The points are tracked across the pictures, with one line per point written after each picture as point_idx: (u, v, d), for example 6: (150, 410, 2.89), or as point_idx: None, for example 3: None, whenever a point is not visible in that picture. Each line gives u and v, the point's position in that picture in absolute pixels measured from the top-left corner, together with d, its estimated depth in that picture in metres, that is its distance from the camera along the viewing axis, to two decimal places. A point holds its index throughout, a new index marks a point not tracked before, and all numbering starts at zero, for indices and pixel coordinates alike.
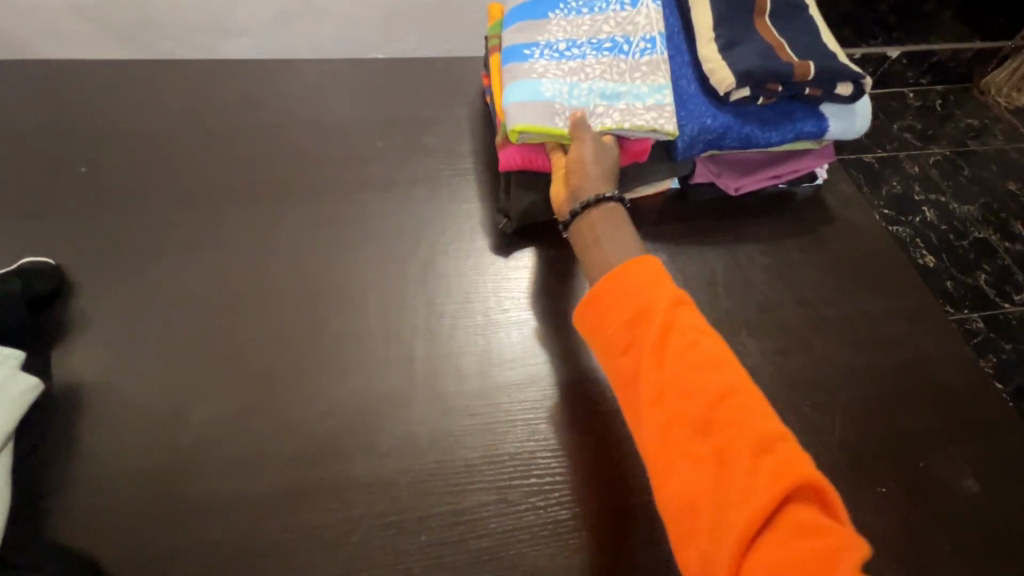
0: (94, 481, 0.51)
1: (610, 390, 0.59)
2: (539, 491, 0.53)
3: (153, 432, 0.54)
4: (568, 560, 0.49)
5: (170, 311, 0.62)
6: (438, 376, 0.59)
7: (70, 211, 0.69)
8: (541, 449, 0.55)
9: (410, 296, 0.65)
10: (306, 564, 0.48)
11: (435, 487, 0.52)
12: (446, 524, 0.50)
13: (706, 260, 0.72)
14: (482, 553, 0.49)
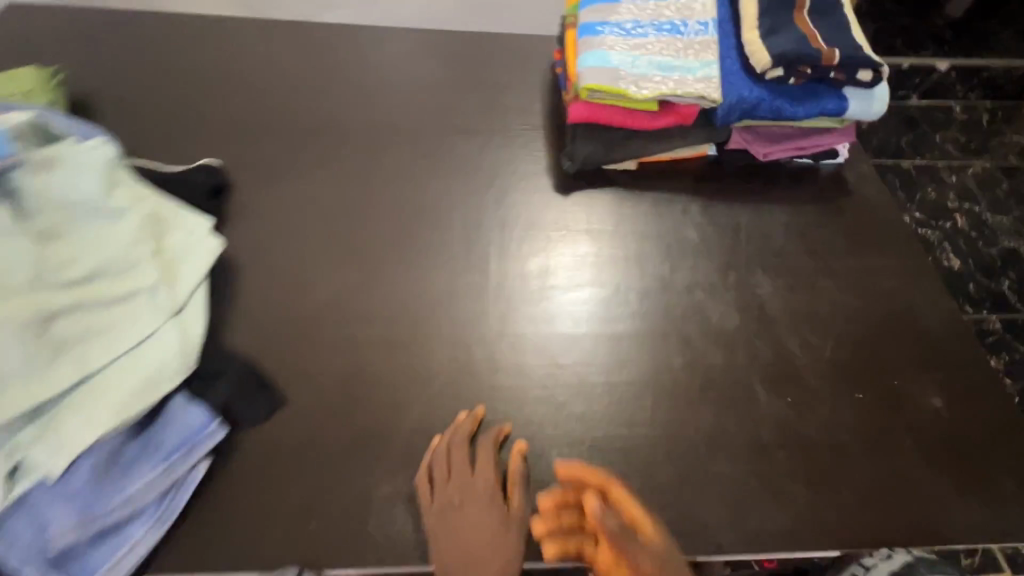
0: (251, 318, 0.69)
1: (643, 300, 0.74)
2: (581, 364, 0.68)
3: (293, 291, 0.72)
4: (600, 411, 0.65)
5: (301, 209, 0.80)
6: (508, 276, 0.75)
7: (222, 128, 0.87)
8: (585, 336, 0.71)
9: (487, 217, 0.81)
10: (406, 389, 0.65)
11: (503, 352, 0.68)
12: (509, 376, 0.67)
13: (732, 213, 0.86)
14: (535, 399, 0.65)
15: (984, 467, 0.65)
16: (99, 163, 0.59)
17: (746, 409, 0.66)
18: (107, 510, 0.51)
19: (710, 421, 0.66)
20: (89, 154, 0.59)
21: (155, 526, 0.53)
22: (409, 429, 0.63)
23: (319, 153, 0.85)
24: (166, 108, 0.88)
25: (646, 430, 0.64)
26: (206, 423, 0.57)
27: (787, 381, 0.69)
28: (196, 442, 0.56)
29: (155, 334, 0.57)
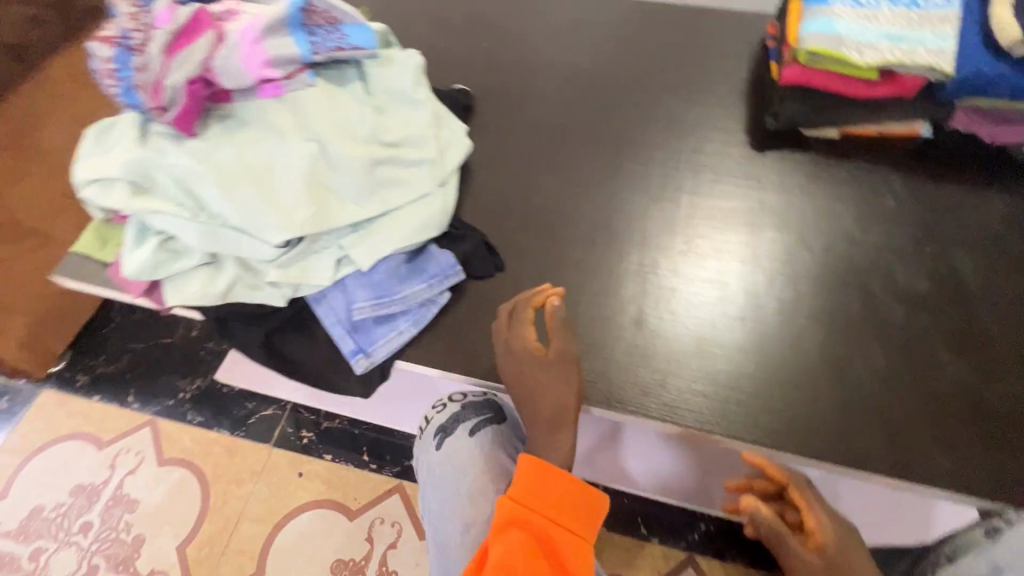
0: (479, 207, 0.86)
1: (824, 255, 0.79)
2: (755, 300, 0.75)
3: (512, 192, 0.88)
4: (767, 339, 0.72)
5: (522, 131, 0.95)
6: (694, 217, 0.84)
7: (464, 60, 1.05)
8: (762, 278, 0.77)
9: (682, 165, 0.90)
10: (596, 284, 0.78)
11: (683, 276, 0.78)
12: (686, 296, 0.76)
13: (938, 191, 0.84)
14: (707, 319, 0.74)
15: None
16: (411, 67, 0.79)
17: (918, 365, 0.70)
18: (393, 299, 0.71)
19: (876, 369, 0.70)
20: (407, 61, 0.79)
21: (413, 324, 0.73)
22: (599, 312, 0.76)
23: (542, 89, 1.00)
24: (424, 40, 1.08)
25: (809, 362, 0.70)
26: (455, 265, 0.75)
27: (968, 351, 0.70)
28: (447, 275, 0.74)
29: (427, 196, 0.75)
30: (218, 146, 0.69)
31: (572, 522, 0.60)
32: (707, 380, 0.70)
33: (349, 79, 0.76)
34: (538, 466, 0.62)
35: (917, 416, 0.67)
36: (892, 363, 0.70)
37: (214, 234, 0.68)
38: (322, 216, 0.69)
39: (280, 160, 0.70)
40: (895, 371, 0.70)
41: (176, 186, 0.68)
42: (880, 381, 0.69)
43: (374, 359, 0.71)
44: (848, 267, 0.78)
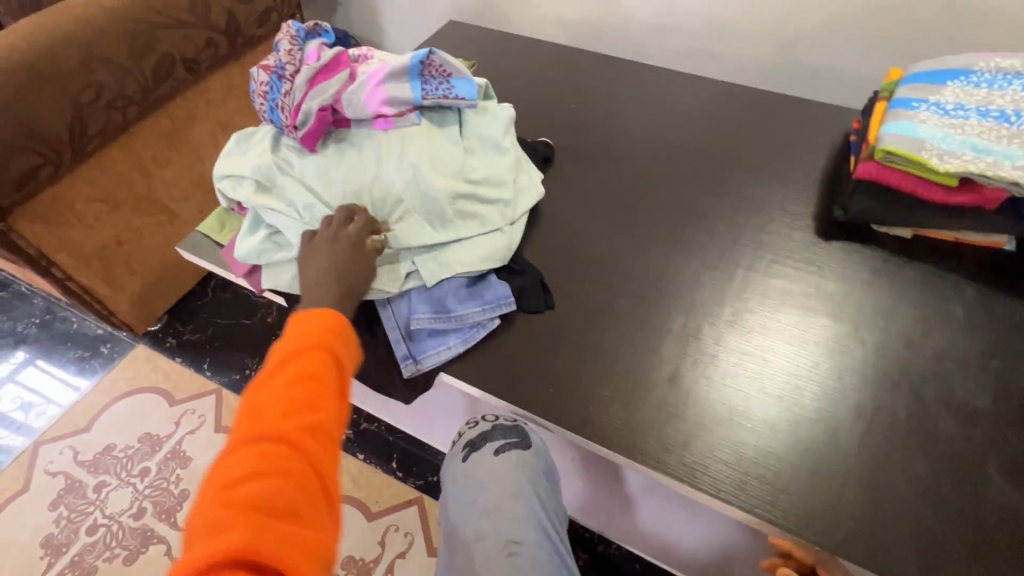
0: (542, 248, 0.93)
1: (876, 351, 0.78)
2: (796, 384, 0.75)
3: (574, 240, 0.94)
4: (802, 426, 0.71)
5: (594, 188, 1.02)
6: (747, 292, 0.86)
7: (553, 117, 1.15)
8: (806, 364, 0.77)
9: (742, 240, 0.93)
10: (639, 337, 0.81)
11: (729, 350, 0.79)
12: (726, 368, 0.77)
13: (1015, 309, 0.81)
14: (744, 394, 0.74)
15: None
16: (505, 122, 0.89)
17: (967, 484, 0.67)
18: (447, 316, 0.78)
19: (916, 477, 0.67)
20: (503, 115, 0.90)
21: (460, 343, 0.79)
22: (636, 364, 0.79)
23: (619, 152, 1.08)
24: (520, 95, 1.20)
25: (843, 455, 0.69)
26: (508, 297, 0.81)
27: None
28: (499, 304, 0.80)
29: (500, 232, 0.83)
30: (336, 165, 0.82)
31: (314, 392, 0.57)
32: (733, 453, 0.70)
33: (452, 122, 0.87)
34: (310, 313, 0.64)
35: (960, 538, 0.63)
36: (937, 475, 0.67)
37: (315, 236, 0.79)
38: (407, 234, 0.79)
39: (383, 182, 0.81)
40: (939, 485, 0.67)
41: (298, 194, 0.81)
42: (921, 491, 0.66)
43: (421, 367, 0.77)
44: (903, 368, 0.76)
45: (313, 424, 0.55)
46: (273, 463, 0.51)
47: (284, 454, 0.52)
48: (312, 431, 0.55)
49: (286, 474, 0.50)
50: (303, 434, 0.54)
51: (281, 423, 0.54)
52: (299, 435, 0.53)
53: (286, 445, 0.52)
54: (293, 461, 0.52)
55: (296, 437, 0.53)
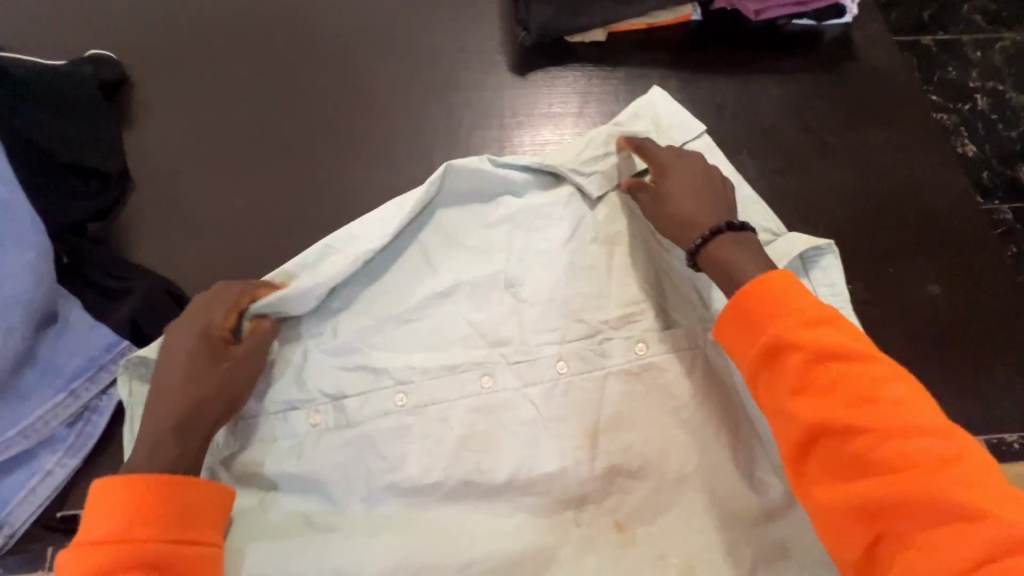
0: (156, 255, 0.60)
1: (612, 214, 0.63)
2: (571, 320, 0.58)
3: (210, 222, 0.62)
4: (567, 368, 0.56)
5: (203, 115, 0.67)
6: (435, 229, 0.61)
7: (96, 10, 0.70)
8: (572, 283, 0.59)
9: (432, 112, 0.71)
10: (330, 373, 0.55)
11: (618, 328, 0.58)
12: (469, 369, 0.55)
13: (717, 88, 0.74)
14: (511, 391, 0.55)
15: (975, 352, 0.61)
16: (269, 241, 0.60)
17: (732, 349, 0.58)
18: (9, 437, 0.46)
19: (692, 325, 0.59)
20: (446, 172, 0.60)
21: (69, 454, 0.48)
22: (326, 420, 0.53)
23: (223, 40, 0.71)
24: None
25: (684, 446, 0.54)
26: (109, 345, 0.51)
27: (673, 156, 0.59)
28: (101, 363, 0.50)
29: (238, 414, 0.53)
30: (475, 402, 0.54)
31: (163, 512, 0.42)
32: (496, 453, 0.53)
33: (463, 222, 0.62)
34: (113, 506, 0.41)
35: (726, 437, 0.55)
36: (698, 364, 0.57)
37: (547, 553, 0.51)
38: (564, 369, 0.56)
39: (390, 395, 0.54)
40: (715, 385, 0.57)
41: (534, 472, 0.52)
42: (704, 401, 0.56)
43: (15, 529, 0.46)
44: (636, 203, 0.63)
45: (810, 319, 0.45)
46: (848, 470, 0.40)
47: (823, 369, 0.42)
48: (839, 385, 0.42)
49: (858, 438, 0.40)
50: (840, 366, 0.42)
51: (843, 401, 0.41)
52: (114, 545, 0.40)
53: (839, 367, 0.42)
54: (867, 418, 0.40)
55: (876, 463, 0.39)
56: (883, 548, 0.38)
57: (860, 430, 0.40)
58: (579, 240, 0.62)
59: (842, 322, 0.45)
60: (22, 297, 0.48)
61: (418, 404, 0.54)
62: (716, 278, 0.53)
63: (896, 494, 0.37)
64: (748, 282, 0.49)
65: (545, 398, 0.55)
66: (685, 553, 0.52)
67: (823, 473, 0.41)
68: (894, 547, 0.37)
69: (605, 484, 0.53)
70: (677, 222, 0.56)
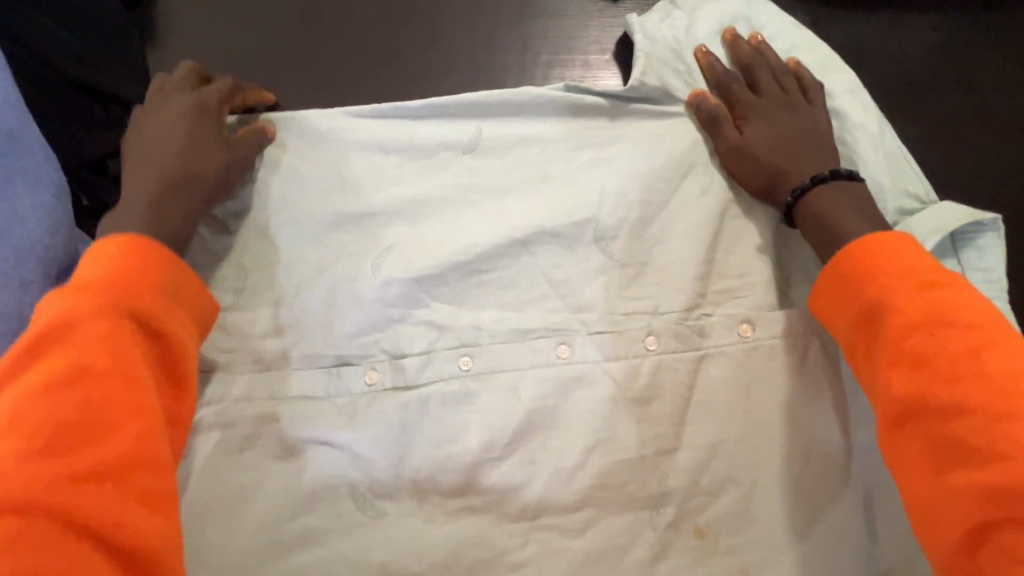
0: None
1: (727, 166, 0.51)
2: (662, 297, 0.49)
3: None
4: (662, 345, 0.47)
5: (239, 27, 0.58)
6: (509, 169, 0.51)
7: None
8: (668, 248, 0.50)
9: (504, 35, 0.59)
10: (387, 332, 0.47)
11: (721, 310, 0.49)
12: (548, 334, 0.47)
13: (851, 29, 0.61)
14: (594, 366, 0.46)
15: None
16: (312, 156, 0.51)
17: None
18: None
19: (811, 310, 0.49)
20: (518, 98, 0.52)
21: None
22: (380, 381, 0.46)
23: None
24: None
25: (795, 454, 0.45)
26: None
27: (767, 100, 0.52)
28: None
29: (275, 367, 0.46)
30: (551, 374, 0.46)
31: (143, 264, 0.37)
32: (569, 440, 0.45)
33: (543, 161, 0.51)
34: (101, 261, 0.36)
35: (841, 438, 0.46)
36: (815, 357, 0.47)
37: (616, 560, 0.43)
38: (654, 347, 0.47)
39: (453, 359, 0.46)
40: (833, 377, 0.47)
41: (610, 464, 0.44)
42: (820, 398, 0.47)
43: None
44: None
45: (925, 281, 0.37)
46: (936, 461, 0.33)
47: (918, 335, 0.35)
48: (931, 362, 0.34)
49: (963, 421, 0.32)
50: (945, 328, 0.35)
51: (942, 373, 0.34)
52: (108, 317, 0.33)
53: (946, 332, 0.34)
54: (974, 392, 0.32)
55: (984, 451, 0.31)
56: (982, 558, 0.31)
57: (969, 408, 0.32)
58: (681, 201, 0.51)
59: (962, 284, 0.37)
60: (37, 242, 0.42)
61: (485, 370, 0.46)
62: (819, 237, 0.46)
63: (1013, 480, 0.29)
64: (854, 243, 0.42)
65: (632, 381, 0.46)
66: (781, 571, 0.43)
67: (921, 447, 0.34)
68: (1006, 547, 0.29)
69: (689, 489, 0.44)
70: (770, 167, 0.49)
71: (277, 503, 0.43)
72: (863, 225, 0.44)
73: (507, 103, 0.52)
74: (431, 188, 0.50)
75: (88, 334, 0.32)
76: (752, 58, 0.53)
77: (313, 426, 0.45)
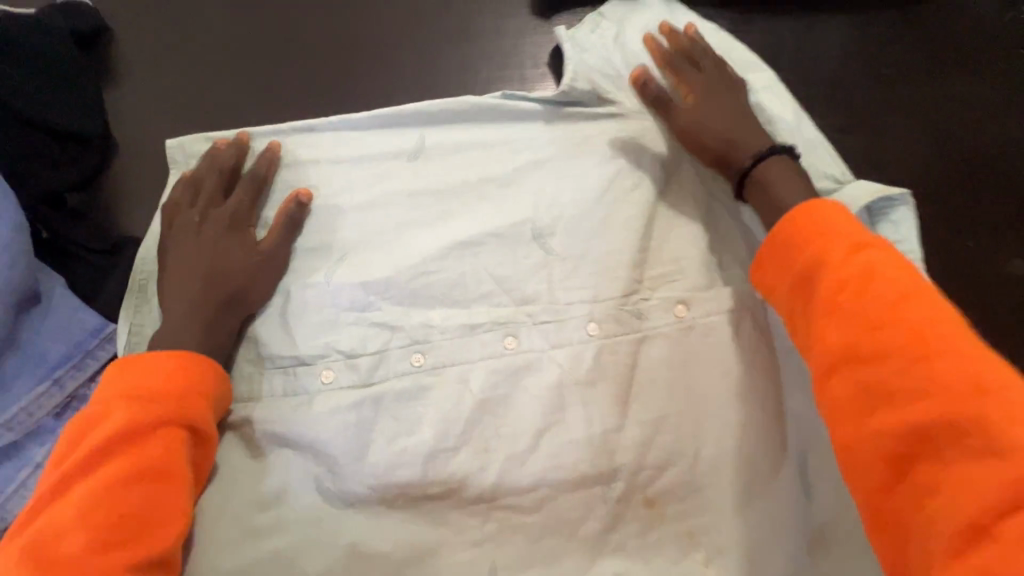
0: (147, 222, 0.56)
1: (653, 159, 0.55)
2: (598, 288, 0.51)
3: None
4: (600, 330, 0.50)
5: (191, 65, 0.61)
6: (451, 174, 0.54)
7: None
8: (602, 241, 0.52)
9: (445, 57, 0.63)
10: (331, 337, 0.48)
11: (658, 295, 0.51)
12: (492, 327, 0.50)
13: (770, 27, 0.65)
14: (537, 355, 0.49)
15: None
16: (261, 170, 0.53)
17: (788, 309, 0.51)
18: None
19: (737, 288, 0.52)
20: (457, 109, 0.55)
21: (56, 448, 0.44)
22: (328, 383, 0.47)
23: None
24: None
25: (731, 424, 0.48)
26: (97, 328, 0.47)
27: (707, 79, 0.55)
28: (88, 349, 0.46)
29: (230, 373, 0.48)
30: (499, 365, 0.48)
31: (188, 378, 0.41)
32: (515, 429, 0.47)
33: (484, 167, 0.55)
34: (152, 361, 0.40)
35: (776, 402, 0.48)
36: (747, 334, 0.50)
37: (563, 539, 0.45)
38: (595, 333, 0.50)
39: (406, 356, 0.48)
40: (765, 347, 0.50)
41: (554, 448, 0.47)
42: (752, 370, 0.49)
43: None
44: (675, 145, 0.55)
45: (851, 243, 0.40)
46: (864, 406, 0.36)
47: (844, 293, 0.38)
48: (852, 314, 0.37)
49: (889, 364, 0.35)
50: (871, 284, 0.37)
51: (865, 325, 0.36)
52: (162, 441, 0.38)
53: (871, 287, 0.37)
54: (897, 341, 0.35)
55: (906, 390, 0.34)
56: (901, 488, 0.34)
57: (888, 353, 0.35)
58: (612, 196, 0.54)
59: (882, 245, 0.40)
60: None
61: (434, 362, 0.48)
62: (765, 206, 0.49)
63: (936, 416, 0.32)
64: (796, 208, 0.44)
65: (575, 368, 0.49)
66: (726, 535, 0.45)
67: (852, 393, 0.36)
68: (925, 475, 0.33)
69: (630, 466, 0.47)
70: (718, 143, 0.52)
71: (227, 506, 0.44)
72: (768, 202, 0.48)
73: (447, 115, 0.55)
74: (378, 194, 0.53)
75: (140, 460, 0.36)
76: (692, 48, 0.57)
77: (267, 423, 0.46)
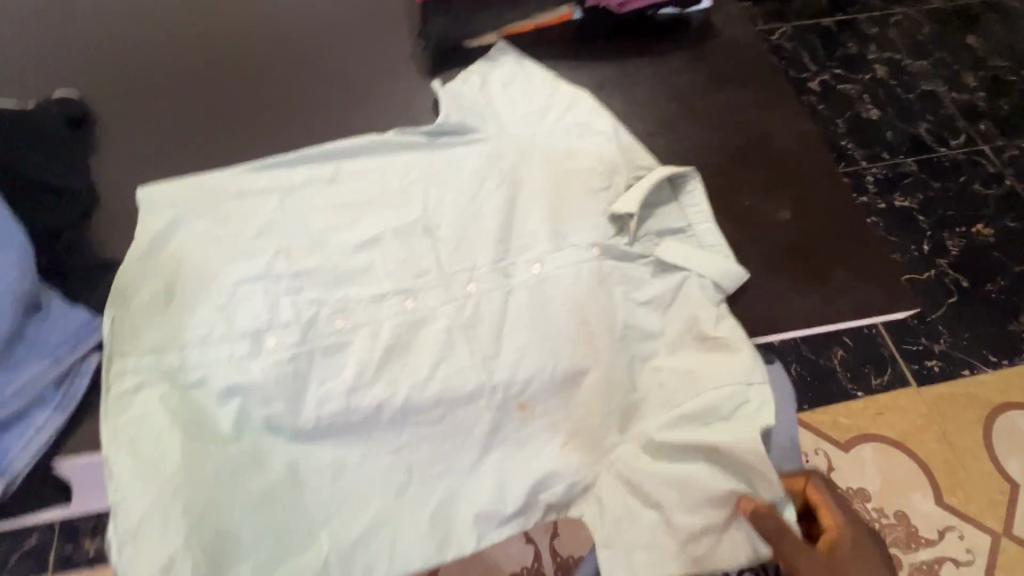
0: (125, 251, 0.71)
1: (510, 166, 0.74)
2: (474, 259, 0.68)
3: None
4: (473, 288, 0.66)
5: (156, 133, 0.78)
6: (361, 191, 0.72)
7: (59, 58, 0.82)
8: (474, 226, 0.70)
9: (357, 111, 0.83)
10: (269, 313, 0.64)
11: (519, 261, 0.68)
12: (395, 295, 0.66)
13: (599, 69, 0.87)
14: (428, 312, 0.65)
15: (827, 258, 0.73)
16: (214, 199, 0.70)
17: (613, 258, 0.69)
18: (9, 397, 0.57)
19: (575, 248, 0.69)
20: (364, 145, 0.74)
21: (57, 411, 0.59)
22: (267, 348, 0.62)
23: (183, 59, 0.83)
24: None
25: (576, 344, 0.64)
26: (88, 321, 0.62)
27: None
28: (82, 336, 0.61)
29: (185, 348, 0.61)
30: (400, 321, 0.64)
31: None
32: (413, 367, 0.62)
33: (384, 183, 0.73)
34: None
35: (610, 323, 0.64)
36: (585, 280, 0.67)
37: (450, 444, 0.60)
38: (474, 289, 0.66)
39: (329, 321, 0.64)
40: (602, 288, 0.67)
41: (444, 376, 0.62)
42: (592, 305, 0.65)
43: (18, 472, 0.57)
44: (524, 154, 0.75)
45: None
46: None
47: None
48: None
49: None
50: None
51: None
52: None
53: None
54: None
55: None
56: None
57: None
58: (482, 196, 0.72)
59: None
60: None
61: (350, 325, 0.64)
62: None
63: None
64: None
65: (458, 318, 0.65)
66: (576, 422, 0.61)
67: None
68: None
69: (501, 385, 0.62)
70: None
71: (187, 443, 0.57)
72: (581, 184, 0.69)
73: (357, 149, 0.74)
74: (303, 209, 0.70)
75: None
76: None
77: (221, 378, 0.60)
